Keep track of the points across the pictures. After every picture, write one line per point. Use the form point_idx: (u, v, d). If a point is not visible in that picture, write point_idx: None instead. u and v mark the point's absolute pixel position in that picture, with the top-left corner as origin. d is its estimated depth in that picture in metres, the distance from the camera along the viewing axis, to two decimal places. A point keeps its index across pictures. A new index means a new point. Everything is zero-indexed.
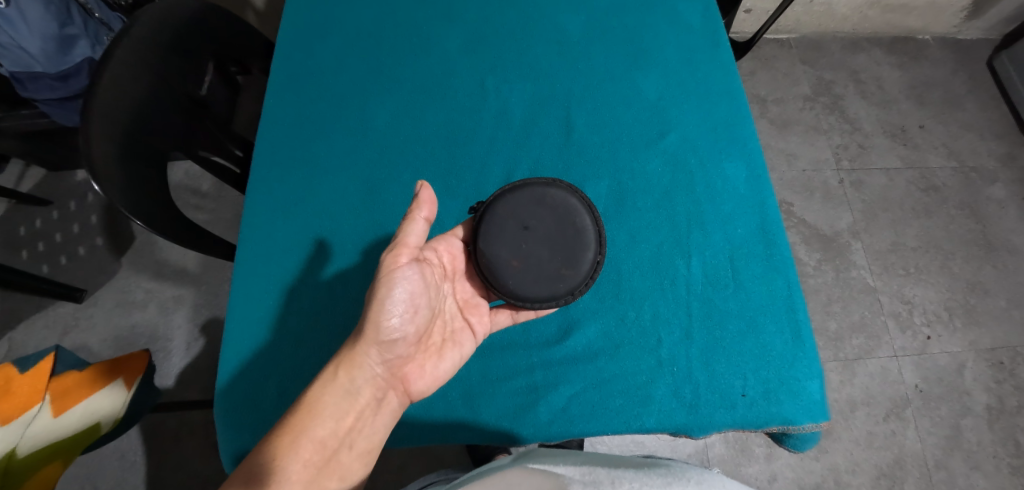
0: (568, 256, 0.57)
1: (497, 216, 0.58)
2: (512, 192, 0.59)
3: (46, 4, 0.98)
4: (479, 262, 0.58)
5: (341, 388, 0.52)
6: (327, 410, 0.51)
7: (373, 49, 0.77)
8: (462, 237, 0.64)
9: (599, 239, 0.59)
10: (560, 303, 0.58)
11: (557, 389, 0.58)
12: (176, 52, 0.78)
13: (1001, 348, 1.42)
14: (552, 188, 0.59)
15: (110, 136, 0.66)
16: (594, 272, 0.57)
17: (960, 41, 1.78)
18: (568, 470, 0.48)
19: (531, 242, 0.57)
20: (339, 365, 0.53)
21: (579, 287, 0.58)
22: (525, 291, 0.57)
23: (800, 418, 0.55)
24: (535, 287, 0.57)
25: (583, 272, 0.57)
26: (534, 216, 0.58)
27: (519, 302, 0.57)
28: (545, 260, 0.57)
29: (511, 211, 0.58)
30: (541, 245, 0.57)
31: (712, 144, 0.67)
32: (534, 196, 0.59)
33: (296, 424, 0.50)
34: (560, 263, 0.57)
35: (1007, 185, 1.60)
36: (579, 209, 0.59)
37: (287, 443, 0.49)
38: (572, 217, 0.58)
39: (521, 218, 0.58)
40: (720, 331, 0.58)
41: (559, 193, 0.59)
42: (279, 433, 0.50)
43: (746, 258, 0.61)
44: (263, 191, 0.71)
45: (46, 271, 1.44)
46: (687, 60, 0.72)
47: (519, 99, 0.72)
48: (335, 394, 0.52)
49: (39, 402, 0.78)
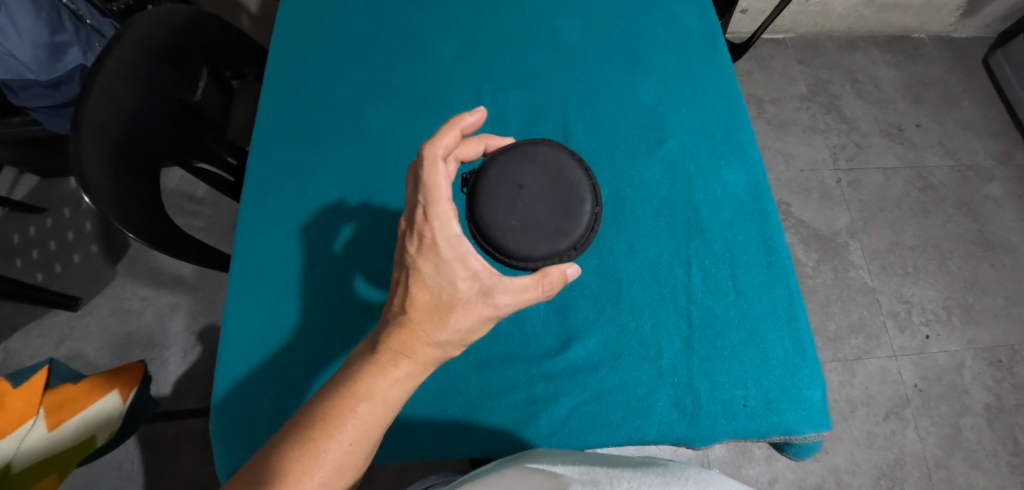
0: (565, 209, 0.58)
1: (490, 179, 0.59)
2: (504, 155, 0.60)
3: (37, 11, 0.98)
4: (474, 226, 0.59)
5: (404, 382, 0.51)
6: (384, 400, 0.50)
7: (367, 57, 0.76)
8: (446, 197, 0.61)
9: (593, 192, 0.61)
10: (563, 259, 0.58)
11: (557, 402, 0.57)
12: (168, 60, 0.77)
13: (999, 347, 1.42)
14: (541, 147, 0.60)
15: (101, 145, 0.65)
16: (591, 224, 0.59)
17: (956, 40, 1.78)
18: (567, 468, 0.45)
19: (529, 201, 0.58)
20: (411, 361, 0.51)
21: (580, 240, 0.58)
22: (528, 249, 0.57)
23: (802, 427, 0.55)
24: (535, 245, 0.58)
25: (581, 227, 0.58)
26: (528, 176, 0.59)
27: (522, 260, 0.58)
28: (541, 216, 0.58)
29: (508, 172, 0.59)
30: (537, 201, 0.58)
31: (711, 151, 0.66)
32: (524, 153, 0.60)
33: (340, 410, 0.49)
34: (559, 218, 0.58)
35: (1004, 184, 1.60)
36: (569, 163, 0.60)
37: (333, 428, 0.48)
38: (564, 174, 0.59)
39: (516, 177, 0.59)
40: (721, 341, 0.58)
41: (548, 152, 0.61)
42: (324, 416, 0.49)
43: (747, 266, 0.60)
44: (256, 202, 0.70)
45: (40, 279, 1.42)
46: (685, 65, 0.72)
47: (516, 106, 0.72)
48: (397, 388, 0.50)
49: (33, 417, 0.77)
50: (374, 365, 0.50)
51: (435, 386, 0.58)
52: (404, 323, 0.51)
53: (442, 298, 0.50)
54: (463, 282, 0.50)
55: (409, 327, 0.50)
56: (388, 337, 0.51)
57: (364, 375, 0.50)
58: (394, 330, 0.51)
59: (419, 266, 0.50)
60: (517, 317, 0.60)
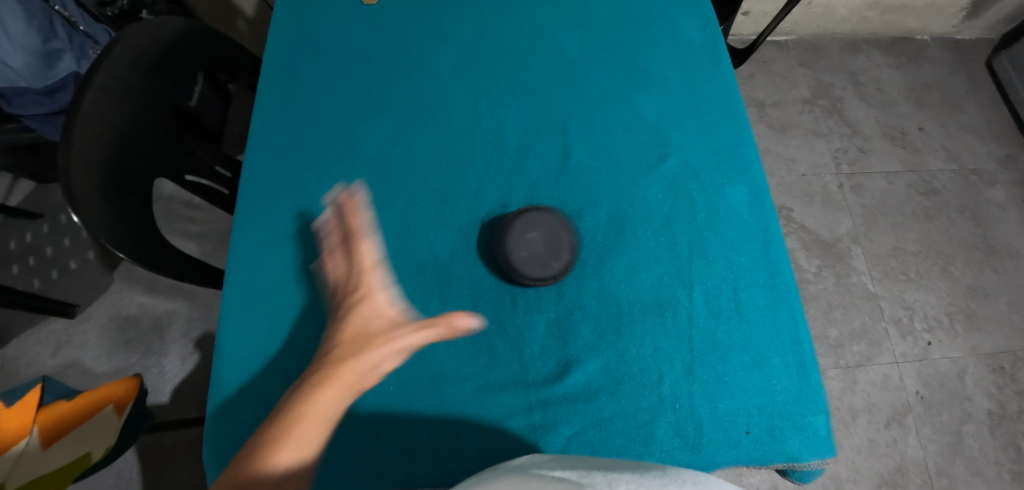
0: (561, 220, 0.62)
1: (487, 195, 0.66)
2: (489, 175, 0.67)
3: (28, 18, 0.96)
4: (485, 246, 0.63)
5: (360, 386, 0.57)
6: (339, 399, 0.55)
7: (362, 70, 0.75)
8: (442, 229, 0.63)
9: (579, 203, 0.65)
10: (566, 261, 0.60)
11: (556, 430, 0.55)
12: (158, 74, 0.75)
13: (1001, 354, 1.41)
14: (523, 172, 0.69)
15: (89, 164, 0.64)
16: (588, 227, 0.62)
17: (959, 42, 1.77)
18: (564, 471, 0.39)
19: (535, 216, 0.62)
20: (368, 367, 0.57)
21: (575, 243, 0.61)
22: (532, 254, 0.60)
23: (806, 454, 0.54)
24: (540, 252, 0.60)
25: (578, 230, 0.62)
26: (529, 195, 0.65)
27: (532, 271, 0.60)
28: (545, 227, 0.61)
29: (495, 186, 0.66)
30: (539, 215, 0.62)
31: (714, 169, 0.65)
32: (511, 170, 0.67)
33: (296, 408, 0.54)
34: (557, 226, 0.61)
35: (1007, 188, 1.58)
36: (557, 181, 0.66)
37: (289, 422, 0.53)
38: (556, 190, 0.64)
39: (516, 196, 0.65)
40: (723, 366, 0.57)
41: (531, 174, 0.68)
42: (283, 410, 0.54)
43: (749, 288, 0.59)
44: (248, 222, 0.67)
45: (36, 286, 1.41)
46: (688, 79, 0.71)
47: (515, 122, 0.70)
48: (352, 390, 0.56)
49: (27, 435, 0.76)
50: (330, 367, 0.56)
51: (433, 413, 0.57)
52: (367, 334, 0.59)
53: (406, 313, 0.61)
54: (431, 302, 0.61)
55: (371, 337, 0.58)
56: (326, 368, 0.56)
57: (320, 376, 0.56)
58: (326, 362, 0.57)
59: (393, 285, 0.62)
60: (515, 341, 0.59)
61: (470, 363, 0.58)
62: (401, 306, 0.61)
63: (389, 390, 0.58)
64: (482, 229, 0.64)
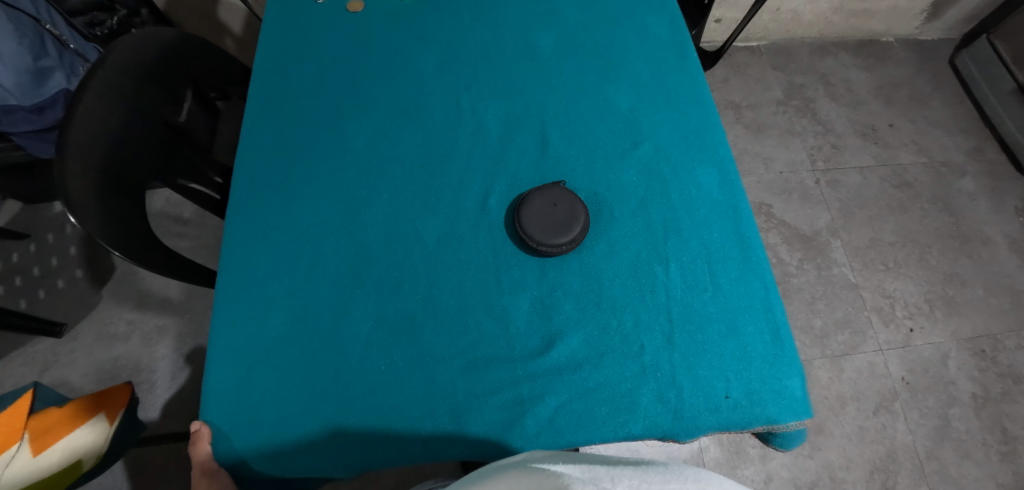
0: (556, 201, 0.64)
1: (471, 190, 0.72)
2: None
3: (19, 37, 0.97)
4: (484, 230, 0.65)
5: None
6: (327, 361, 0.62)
7: (348, 72, 0.78)
8: (433, 219, 0.67)
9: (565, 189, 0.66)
10: (570, 234, 0.62)
11: (543, 401, 0.57)
12: (153, 83, 0.78)
13: (982, 338, 1.45)
14: None
15: (85, 169, 0.66)
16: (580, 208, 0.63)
17: (922, 42, 1.85)
18: (566, 465, 0.38)
19: (538, 205, 0.64)
20: None
21: (576, 219, 0.63)
22: (531, 228, 0.62)
23: (785, 417, 0.56)
24: (539, 228, 0.62)
25: (576, 210, 0.63)
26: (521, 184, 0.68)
27: (533, 243, 0.62)
28: (545, 212, 0.63)
29: None
30: (542, 201, 0.64)
31: (686, 152, 0.68)
32: None
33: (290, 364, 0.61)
34: (555, 210, 0.63)
35: (976, 178, 1.64)
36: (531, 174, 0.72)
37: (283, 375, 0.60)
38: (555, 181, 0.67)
39: (509, 184, 0.68)
40: (701, 335, 0.59)
41: None
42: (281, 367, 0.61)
43: (722, 261, 0.62)
44: (241, 216, 0.69)
45: (23, 306, 1.40)
46: (658, 71, 0.74)
47: (495, 116, 0.73)
48: None
49: (18, 441, 0.77)
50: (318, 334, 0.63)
51: (424, 390, 0.59)
52: None
53: None
54: None
55: None
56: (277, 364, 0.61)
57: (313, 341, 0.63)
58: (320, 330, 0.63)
59: None
60: (501, 318, 0.61)
61: (457, 340, 0.60)
62: (391, 290, 0.63)
63: (380, 370, 0.60)
64: (511, 202, 0.67)
